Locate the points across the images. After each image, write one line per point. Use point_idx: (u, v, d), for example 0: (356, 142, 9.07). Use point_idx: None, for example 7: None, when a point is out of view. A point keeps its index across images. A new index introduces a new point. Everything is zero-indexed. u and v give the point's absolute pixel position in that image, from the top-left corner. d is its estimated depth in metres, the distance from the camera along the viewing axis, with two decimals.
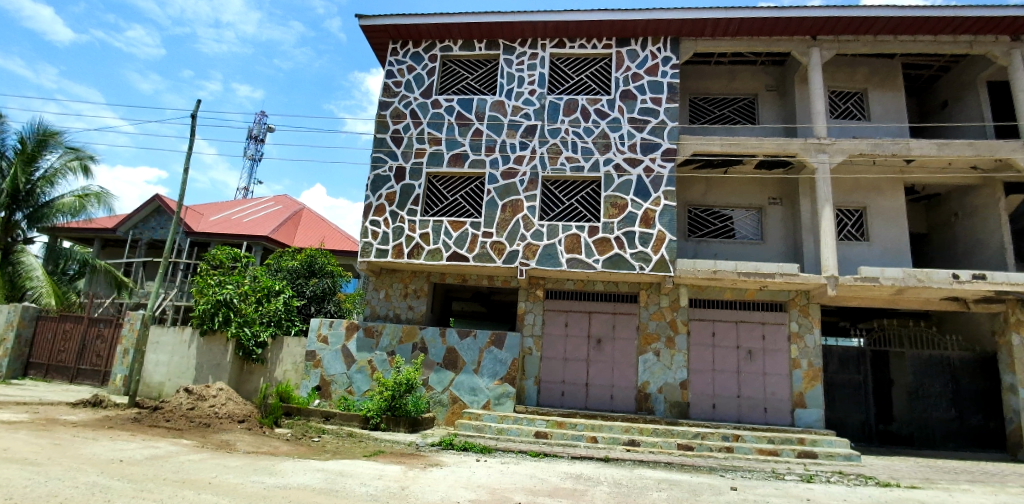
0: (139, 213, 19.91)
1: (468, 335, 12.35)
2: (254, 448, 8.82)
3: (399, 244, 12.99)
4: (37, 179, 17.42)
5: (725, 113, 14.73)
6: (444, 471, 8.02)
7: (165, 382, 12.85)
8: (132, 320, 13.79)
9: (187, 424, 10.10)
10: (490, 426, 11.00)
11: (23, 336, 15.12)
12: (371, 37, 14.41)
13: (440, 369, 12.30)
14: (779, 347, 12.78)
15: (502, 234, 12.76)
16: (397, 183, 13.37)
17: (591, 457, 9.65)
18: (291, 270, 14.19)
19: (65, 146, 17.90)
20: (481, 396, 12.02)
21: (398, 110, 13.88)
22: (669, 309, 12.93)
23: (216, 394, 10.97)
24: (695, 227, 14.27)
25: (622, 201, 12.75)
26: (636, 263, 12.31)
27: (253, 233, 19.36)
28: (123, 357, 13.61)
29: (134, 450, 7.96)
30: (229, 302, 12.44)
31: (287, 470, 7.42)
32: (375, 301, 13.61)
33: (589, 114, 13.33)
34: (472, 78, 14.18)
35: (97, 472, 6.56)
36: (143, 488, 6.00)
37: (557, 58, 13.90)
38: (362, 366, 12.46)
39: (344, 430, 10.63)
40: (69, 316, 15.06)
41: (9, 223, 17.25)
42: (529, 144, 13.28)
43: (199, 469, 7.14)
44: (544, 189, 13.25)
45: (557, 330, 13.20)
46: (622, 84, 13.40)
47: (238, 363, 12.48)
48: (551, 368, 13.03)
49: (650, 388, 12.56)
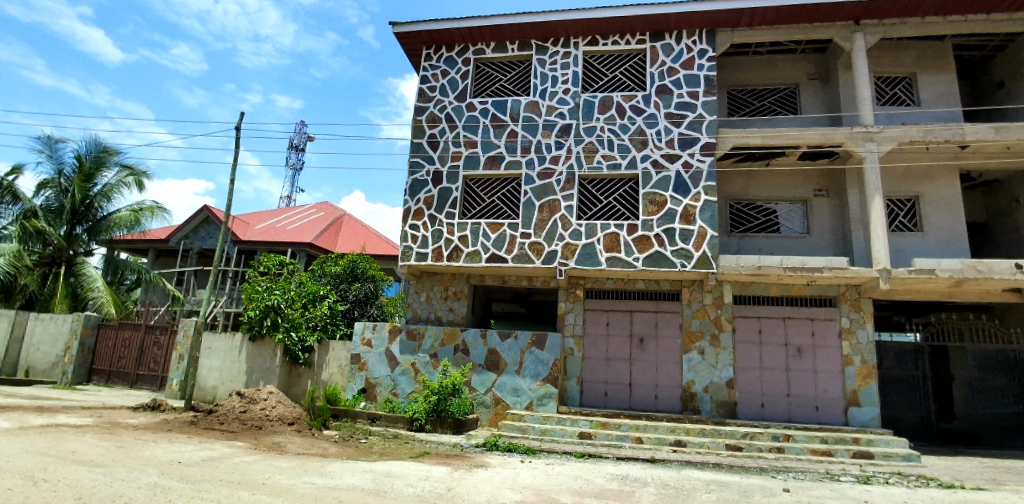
0: (189, 223, 20.71)
1: (509, 337, 12.37)
2: (305, 450, 9.05)
3: (438, 247, 13.11)
4: (95, 195, 18.34)
5: (765, 104, 14.32)
6: (490, 472, 8.04)
7: (218, 385, 13.29)
8: (186, 327, 14.34)
9: (240, 426, 10.43)
10: (534, 427, 10.99)
11: (86, 344, 15.85)
12: (405, 44, 14.63)
13: (482, 370, 12.35)
14: (829, 344, 12.36)
15: (540, 234, 12.74)
16: (434, 187, 13.51)
17: (637, 458, 9.51)
18: (335, 275, 14.44)
19: (121, 163, 18.80)
20: (523, 397, 12.01)
21: (434, 114, 14.03)
22: (713, 306, 12.65)
23: (266, 397, 11.28)
24: (737, 221, 13.92)
25: (661, 198, 12.56)
26: (677, 261, 12.11)
27: (296, 240, 19.88)
28: (178, 362, 14.18)
29: (192, 451, 8.28)
30: (277, 307, 12.77)
31: (336, 471, 7.58)
32: (416, 304, 13.76)
33: (624, 110, 13.18)
34: (505, 79, 14.20)
35: (158, 473, 6.83)
36: (201, 488, 6.21)
37: (590, 55, 13.78)
38: (405, 368, 12.62)
39: (390, 432, 10.81)
40: (127, 324, 15.74)
41: (71, 237, 18.19)
42: (564, 143, 13.21)
43: (253, 470, 7.38)
44: (582, 188, 13.15)
45: (598, 329, 13.07)
46: (657, 79, 13.20)
47: (287, 367, 12.84)
48: (594, 368, 12.91)
49: (696, 387, 12.32)
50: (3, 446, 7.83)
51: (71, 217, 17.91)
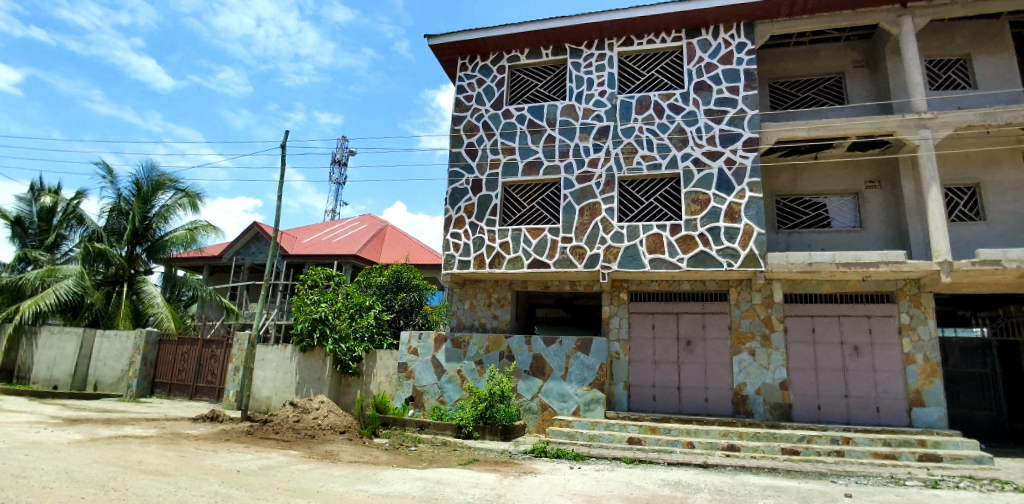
0: (240, 240, 21.48)
1: (554, 342, 12.31)
2: (357, 458, 9.21)
3: (480, 254, 13.19)
4: (153, 216, 19.24)
5: (809, 95, 13.87)
6: (539, 479, 8.01)
7: (272, 396, 13.69)
8: (240, 340, 14.84)
9: (294, 435, 10.71)
10: (582, 433, 10.91)
11: (148, 358, 16.57)
12: (441, 55, 14.83)
13: (528, 376, 12.33)
14: (889, 341, 11.82)
15: (582, 238, 12.67)
16: (474, 195, 13.62)
17: (689, 464, 9.29)
18: (380, 286, 14.68)
19: (176, 186, 19.65)
20: (570, 403, 11.93)
21: (471, 123, 14.16)
22: (762, 305, 12.28)
23: (318, 407, 11.56)
24: (785, 217, 13.50)
25: (704, 196, 12.31)
26: (723, 260, 11.83)
27: (342, 252, 20.36)
28: (234, 374, 14.69)
29: (249, 461, 8.54)
30: (324, 319, 13.09)
31: (387, 478, 7.69)
32: (460, 312, 13.86)
33: (662, 109, 12.98)
34: (540, 85, 14.21)
35: (218, 482, 7.08)
36: (259, 496, 6.39)
37: (625, 56, 13.66)
38: (451, 376, 12.71)
39: (438, 439, 10.90)
40: (186, 338, 16.42)
41: (133, 257, 19.15)
42: (602, 146, 13.12)
43: (308, 478, 7.56)
44: (622, 190, 13.02)
45: (644, 333, 12.87)
46: (695, 76, 12.97)
47: (337, 377, 13.12)
48: (641, 371, 12.71)
49: (747, 390, 11.98)
50: (76, 457, 8.27)
51: (132, 238, 18.84)
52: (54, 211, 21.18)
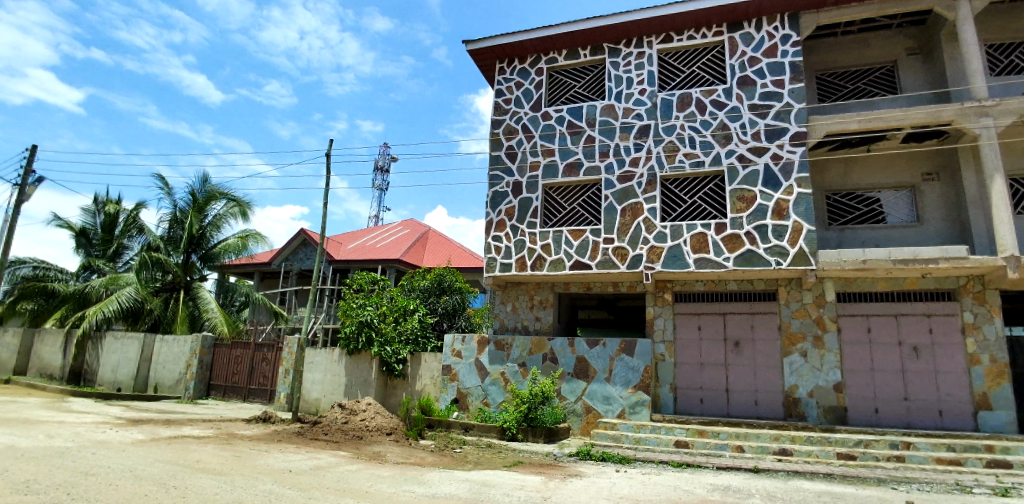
0: (288, 246, 22.17)
1: (598, 344, 12.21)
2: (403, 459, 9.35)
3: (521, 257, 13.22)
4: (207, 225, 20.10)
5: (860, 86, 13.35)
6: (585, 482, 7.94)
7: (320, 398, 14.04)
8: (290, 343, 15.30)
9: (343, 436, 10.97)
10: (627, 435, 10.79)
11: (204, 361, 17.25)
12: (479, 60, 14.97)
13: (572, 378, 12.27)
14: (951, 341, 11.25)
15: (624, 239, 12.55)
16: (515, 198, 13.66)
17: (739, 468, 9.05)
18: (424, 289, 14.89)
19: (228, 196, 20.41)
20: (615, 405, 11.80)
21: (510, 126, 14.23)
22: (814, 305, 11.87)
23: (365, 408, 11.80)
24: (836, 213, 13.01)
25: (750, 193, 12.00)
26: (772, 259, 11.50)
27: (386, 257, 20.74)
28: (285, 376, 15.15)
29: (301, 461, 8.79)
30: (370, 322, 13.37)
31: (434, 480, 7.77)
32: (503, 315, 13.89)
33: (705, 106, 12.73)
34: (579, 86, 14.15)
35: (272, 481, 7.31)
36: (310, 496, 6.57)
37: (664, 53, 13.47)
38: (495, 378, 12.77)
39: (483, 441, 10.96)
40: (239, 342, 17.02)
41: (189, 264, 20.03)
42: (643, 145, 12.96)
43: (357, 478, 7.71)
44: (664, 189, 12.82)
45: (690, 334, 12.62)
46: (738, 71, 12.68)
47: (383, 379, 13.36)
48: (687, 373, 12.48)
49: (800, 392, 11.59)
50: (141, 455, 8.67)
51: (188, 246, 19.70)
52: (116, 222, 22.32)
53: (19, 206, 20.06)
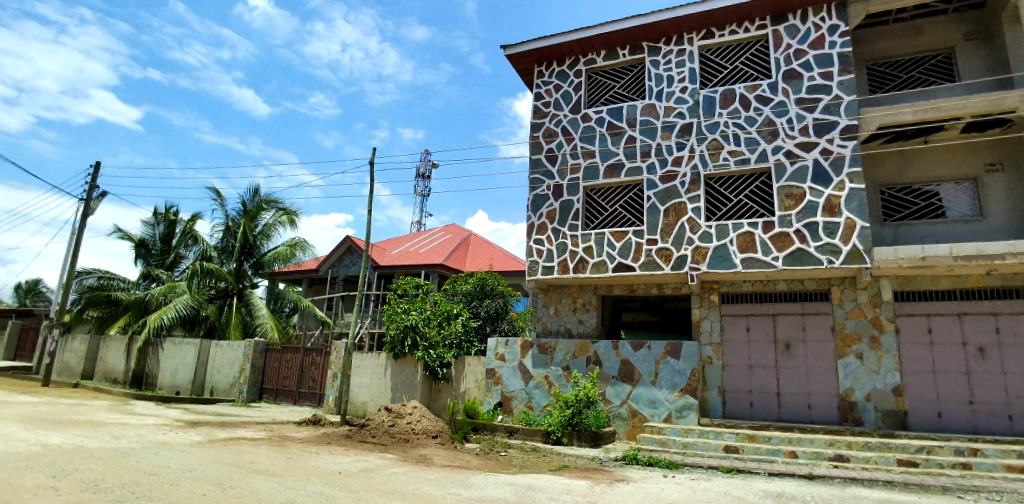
0: (335, 253, 22.77)
1: (642, 347, 12.05)
2: (449, 462, 9.45)
3: (564, 260, 13.17)
4: (258, 234, 20.87)
5: (914, 75, 12.78)
6: (632, 487, 7.84)
7: (368, 401, 14.32)
8: (338, 348, 15.67)
9: (390, 439, 11.16)
10: (675, 440, 10.60)
11: (257, 366, 17.84)
12: (518, 64, 15.04)
13: (616, 382, 12.14)
14: (1021, 341, 10.61)
15: (668, 240, 12.36)
16: (556, 200, 13.64)
17: (792, 474, 8.75)
18: (466, 293, 15.03)
19: (276, 205, 21.11)
20: (661, 409, 11.61)
21: (550, 129, 14.22)
22: (870, 305, 11.40)
23: (411, 412, 11.98)
24: (891, 209, 12.48)
25: (799, 190, 11.64)
26: (824, 258, 11.10)
27: (429, 262, 21.03)
28: (333, 380, 15.52)
29: (351, 463, 8.98)
30: (415, 326, 13.58)
31: (480, 483, 7.80)
32: (546, 318, 13.87)
33: (749, 102, 12.42)
34: (618, 86, 14.03)
35: (323, 482, 7.50)
36: (360, 497, 6.71)
37: (706, 49, 13.22)
38: (539, 382, 12.74)
39: (528, 445, 10.95)
40: (289, 347, 17.54)
41: (241, 272, 20.81)
42: (686, 143, 12.74)
43: (404, 480, 7.82)
44: (708, 188, 12.56)
45: (738, 336, 12.30)
46: (783, 64, 12.32)
47: (428, 383, 13.53)
48: (735, 376, 12.17)
49: (856, 396, 11.14)
50: (199, 456, 9.03)
51: (240, 255, 20.47)
52: (173, 233, 23.41)
53: (85, 220, 21.26)
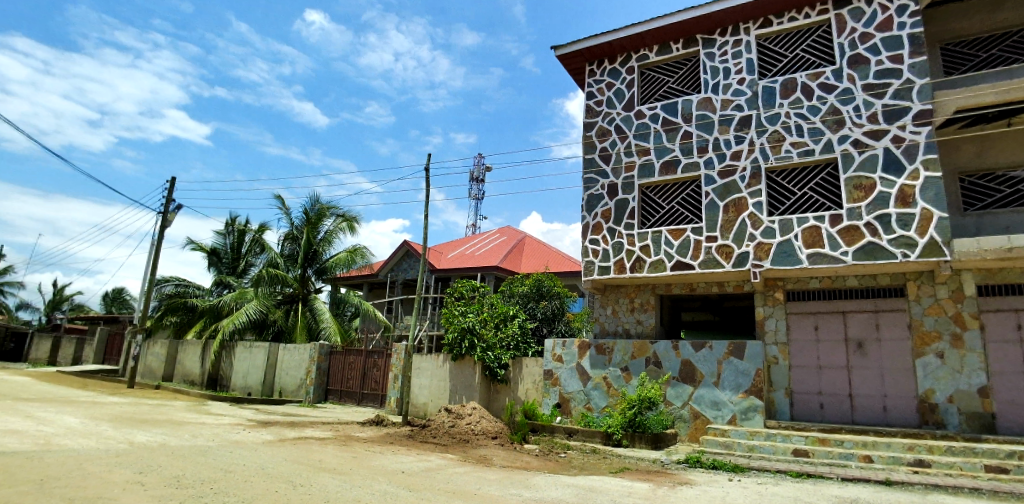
0: (393, 258, 23.42)
1: (704, 347, 11.77)
2: (509, 463, 9.52)
3: (620, 259, 13.03)
4: (320, 241, 21.70)
5: (994, 53, 11.92)
6: (695, 490, 7.66)
7: (428, 402, 14.61)
8: (398, 350, 16.08)
9: (451, 439, 11.34)
10: (740, 443, 10.29)
11: (322, 368, 18.50)
12: (569, 64, 15.02)
13: (677, 383, 11.90)
14: None
15: (728, 236, 12.02)
16: (611, 200, 13.52)
17: (868, 480, 8.31)
18: (523, 295, 15.11)
19: (337, 212, 21.87)
20: (725, 411, 11.29)
21: (603, 128, 14.12)
22: (950, 300, 10.69)
23: (471, 413, 12.19)
24: (972, 198, 11.68)
25: (869, 181, 11.07)
26: (898, 251, 10.50)
27: (485, 264, 21.27)
28: (395, 381, 15.92)
29: (413, 462, 9.19)
30: (472, 328, 13.79)
31: (540, 484, 7.83)
32: (603, 318, 13.73)
33: (812, 90, 11.92)
34: (672, 81, 13.77)
35: (387, 481, 7.71)
36: (423, 496, 6.85)
37: (763, 38, 12.79)
38: (597, 383, 12.64)
39: (588, 446, 10.90)
40: (351, 350, 18.11)
41: (305, 278, 21.68)
42: (745, 137, 12.36)
43: (465, 480, 7.94)
44: (770, 181, 12.13)
45: (805, 335, 11.81)
46: (848, 49, 11.76)
47: (487, 384, 13.69)
48: (803, 378, 11.69)
49: (937, 397, 10.47)
50: (271, 455, 9.45)
51: (304, 261, 21.34)
52: (243, 241, 24.68)
53: (163, 232, 22.70)
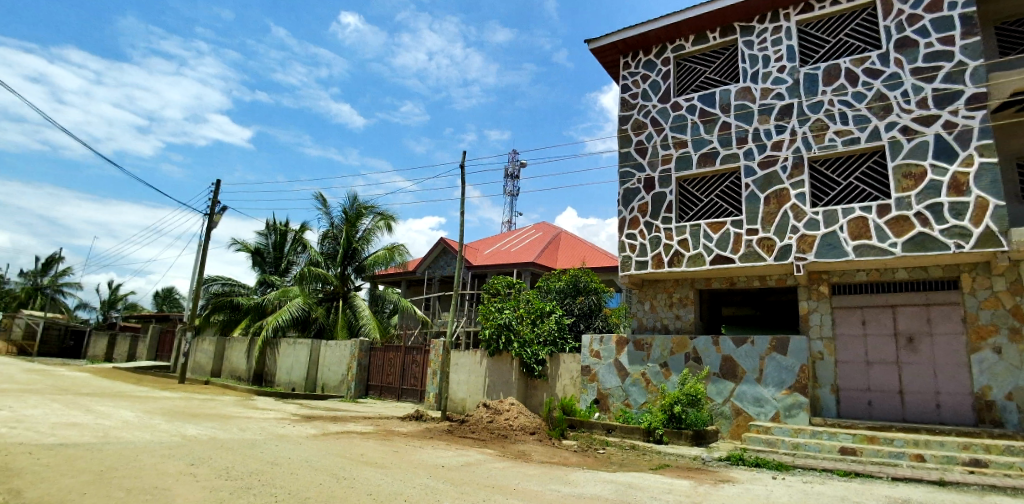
0: (430, 255, 23.71)
1: (745, 342, 11.55)
2: (548, 459, 9.53)
3: (657, 254, 12.87)
4: (359, 240, 22.14)
5: None
6: (738, 488, 7.51)
7: (466, 397, 14.75)
8: (436, 346, 16.29)
9: (490, 435, 11.43)
10: (785, 441, 10.06)
11: (363, 364, 18.89)
12: (602, 57, 14.91)
13: (718, 379, 11.72)
14: None
15: (770, 229, 11.74)
16: (647, 193, 13.37)
17: (920, 480, 8.01)
18: (560, 290, 15.12)
19: (374, 211, 22.25)
20: (768, 408, 11.06)
21: (638, 121, 13.96)
22: (1008, 293, 10.15)
23: (509, 408, 12.30)
24: None
25: (919, 169, 10.62)
26: (951, 242, 10.02)
27: (520, 261, 21.32)
28: (433, 377, 16.13)
29: (453, 457, 9.31)
30: (509, 324, 13.88)
31: (580, 480, 7.81)
32: (641, 314, 13.60)
33: (857, 76, 11.50)
34: (709, 71, 13.50)
35: (427, 475, 7.82)
36: (463, 490, 6.92)
37: (804, 24, 12.42)
38: (636, 379, 12.54)
39: (627, 443, 10.82)
40: (391, 346, 18.43)
41: (345, 276, 22.17)
42: (786, 126, 12.04)
43: (504, 475, 8.01)
44: (813, 172, 11.78)
45: (852, 330, 11.45)
46: (895, 32, 11.30)
47: (524, 380, 13.74)
48: (850, 374, 11.33)
49: (994, 395, 9.96)
50: (315, 448, 9.71)
51: (344, 260, 21.83)
52: (285, 241, 25.38)
53: (209, 233, 23.54)
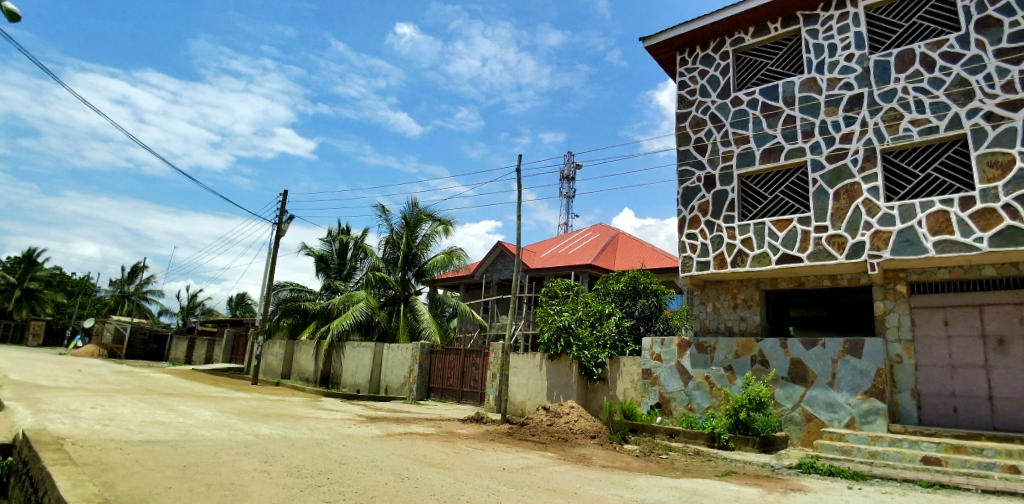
0: (488, 258, 23.98)
1: (816, 345, 11.07)
2: (609, 463, 9.45)
3: (719, 254, 12.53)
4: (418, 245, 22.68)
5: None
6: (811, 498, 7.20)
7: (526, 400, 14.82)
8: (495, 350, 16.47)
9: (550, 438, 11.46)
10: (860, 449, 9.54)
11: (424, 367, 19.27)
12: (658, 54, 14.69)
13: (787, 383, 11.28)
14: None
15: (840, 225, 11.20)
16: (708, 192, 13.06)
17: (1014, 493, 7.44)
18: (618, 292, 14.97)
19: (434, 218, 22.60)
20: (842, 413, 10.56)
21: (697, 118, 13.67)
22: None
23: (569, 412, 12.26)
24: None
25: (1006, 157, 9.87)
26: None
27: (578, 263, 21.22)
28: (493, 380, 16.29)
29: (514, 459, 9.39)
30: (568, 327, 13.89)
31: (642, 485, 7.71)
32: (703, 315, 13.25)
33: (933, 61, 10.82)
34: (771, 63, 13.05)
35: (488, 477, 7.93)
36: (525, 493, 6.98)
37: (874, 9, 11.82)
38: (699, 382, 12.23)
39: (691, 448, 10.60)
40: (451, 349, 18.74)
41: (406, 281, 22.74)
42: (856, 117, 11.47)
43: (564, 479, 8.00)
44: (887, 164, 11.16)
45: (934, 331, 10.74)
46: (976, 12, 10.57)
47: (584, 383, 13.68)
48: (933, 378, 10.63)
49: None
50: (379, 448, 10.02)
51: (404, 264, 22.41)
52: (348, 247, 26.32)
53: (278, 241, 24.73)
